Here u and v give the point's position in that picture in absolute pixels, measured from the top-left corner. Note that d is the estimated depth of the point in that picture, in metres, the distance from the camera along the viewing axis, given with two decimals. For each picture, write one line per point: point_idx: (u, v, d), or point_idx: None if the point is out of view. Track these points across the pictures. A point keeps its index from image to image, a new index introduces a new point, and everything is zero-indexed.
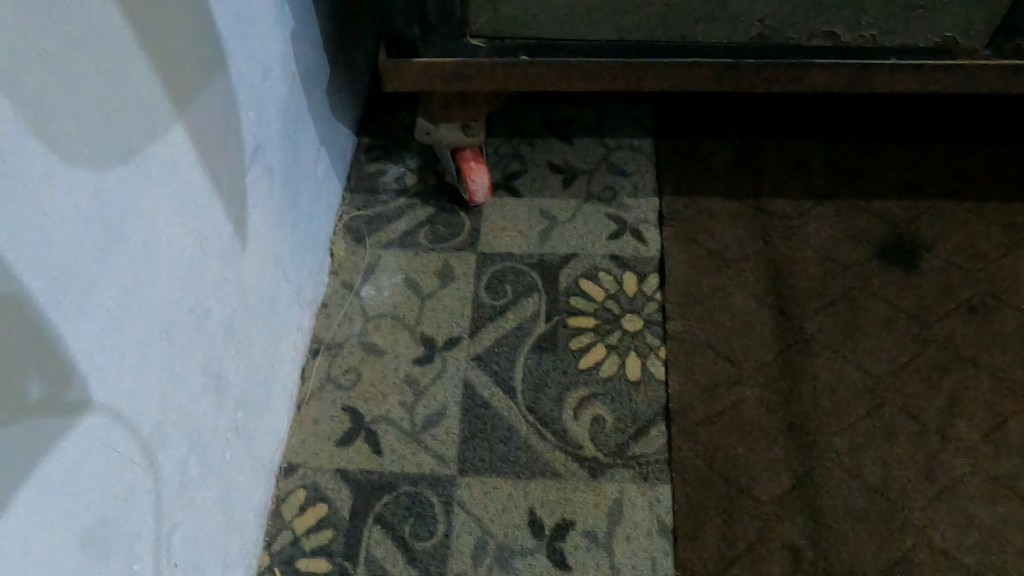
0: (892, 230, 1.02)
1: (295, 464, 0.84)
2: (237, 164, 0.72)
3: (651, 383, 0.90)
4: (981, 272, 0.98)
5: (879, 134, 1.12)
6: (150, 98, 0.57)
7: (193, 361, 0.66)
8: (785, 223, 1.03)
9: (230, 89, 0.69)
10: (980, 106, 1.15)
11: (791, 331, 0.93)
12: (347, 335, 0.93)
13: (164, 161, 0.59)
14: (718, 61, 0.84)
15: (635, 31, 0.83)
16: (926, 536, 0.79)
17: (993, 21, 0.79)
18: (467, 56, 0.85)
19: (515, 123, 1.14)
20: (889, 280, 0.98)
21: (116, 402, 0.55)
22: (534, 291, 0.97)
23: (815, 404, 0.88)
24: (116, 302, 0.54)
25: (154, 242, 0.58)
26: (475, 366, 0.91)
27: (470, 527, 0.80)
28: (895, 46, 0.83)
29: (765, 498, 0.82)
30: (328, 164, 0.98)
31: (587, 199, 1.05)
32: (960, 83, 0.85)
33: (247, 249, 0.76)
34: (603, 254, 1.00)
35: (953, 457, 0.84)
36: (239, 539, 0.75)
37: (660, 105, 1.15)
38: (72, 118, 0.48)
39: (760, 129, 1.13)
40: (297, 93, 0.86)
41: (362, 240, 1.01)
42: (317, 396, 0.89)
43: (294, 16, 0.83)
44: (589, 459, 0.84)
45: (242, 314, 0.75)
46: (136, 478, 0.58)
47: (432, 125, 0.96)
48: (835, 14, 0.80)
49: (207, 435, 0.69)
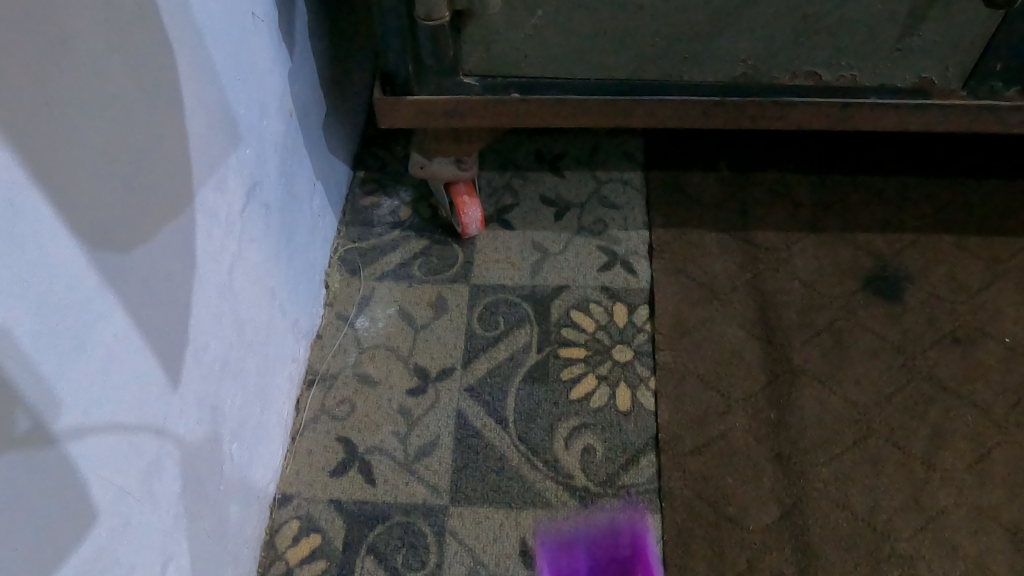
0: (878, 262, 1.04)
1: (289, 495, 0.85)
2: (234, 200, 0.74)
3: (641, 414, 0.91)
4: (964, 303, 1.00)
5: (864, 167, 1.14)
6: (149, 140, 0.58)
7: (188, 393, 0.67)
8: (773, 254, 1.05)
9: (228, 129, 0.71)
10: (962, 141, 1.17)
11: (779, 361, 0.95)
12: (341, 366, 0.94)
13: (163, 201, 0.61)
14: (705, 99, 0.86)
15: (623, 71, 0.85)
16: (913, 565, 0.80)
17: (967, 62, 0.82)
18: (460, 94, 0.87)
19: (509, 156, 1.16)
20: (875, 312, 0.99)
21: (113, 437, 0.56)
22: (526, 322, 0.98)
23: (802, 434, 0.89)
24: (116, 337, 0.56)
25: (154, 278, 0.60)
26: (467, 397, 0.92)
27: (462, 557, 0.81)
28: (874, 85, 0.85)
29: (753, 528, 0.83)
30: (323, 197, 1.00)
31: (579, 231, 1.07)
32: (938, 121, 0.87)
33: (244, 283, 0.77)
34: (594, 285, 1.01)
35: (938, 487, 0.86)
36: (233, 568, 0.76)
37: (650, 139, 1.18)
38: (76, 162, 0.50)
39: (748, 163, 1.15)
40: (294, 129, 0.88)
41: (357, 272, 1.03)
42: (311, 427, 0.90)
43: (291, 56, 0.86)
44: (580, 488, 0.85)
45: (239, 346, 0.76)
46: (133, 509, 0.60)
47: (426, 160, 0.98)
48: (816, 55, 0.83)
49: (202, 466, 0.70)
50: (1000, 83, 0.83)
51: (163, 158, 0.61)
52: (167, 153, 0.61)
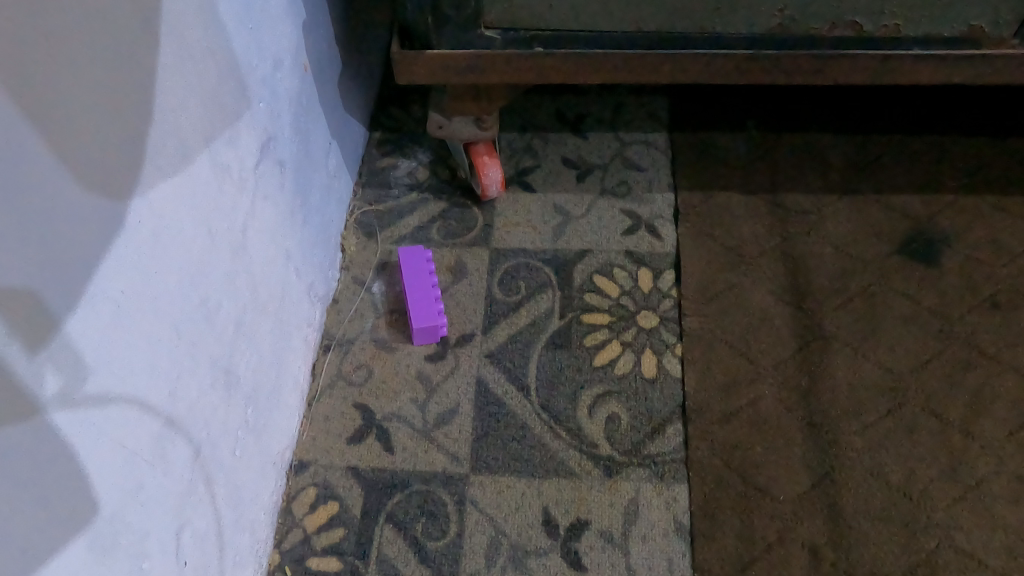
0: (912, 224, 1.00)
1: (306, 462, 0.83)
2: (248, 157, 0.71)
3: (667, 381, 0.88)
4: (1004, 267, 0.96)
5: (898, 127, 1.10)
6: (161, 89, 0.55)
7: (201, 353, 0.64)
8: (804, 217, 1.01)
9: (241, 82, 0.68)
10: (1002, 96, 1.12)
11: (810, 328, 0.92)
12: (358, 331, 0.92)
13: (175, 154, 0.58)
14: (734, 52, 0.82)
15: (653, 21, 0.81)
16: (951, 536, 0.78)
17: (1020, 9, 0.77)
18: (480, 48, 0.83)
19: (529, 117, 1.12)
20: (911, 276, 0.96)
21: (126, 400, 0.54)
22: (548, 288, 0.95)
23: (834, 402, 0.87)
24: (128, 296, 0.53)
25: (165, 231, 0.57)
26: (487, 363, 0.90)
27: (483, 527, 0.79)
28: (918, 36, 0.81)
29: (783, 498, 0.81)
30: (339, 158, 0.97)
31: (602, 194, 1.04)
32: (985, 74, 0.83)
33: (258, 245, 0.74)
34: (618, 250, 0.98)
35: (977, 456, 0.83)
36: (249, 536, 0.74)
37: (675, 98, 1.13)
38: (82, 112, 0.47)
39: (777, 123, 1.11)
40: (309, 85, 0.84)
41: (373, 235, 1.00)
42: (327, 393, 0.88)
43: (306, 8, 0.82)
44: (604, 457, 0.83)
45: (253, 308, 0.74)
46: (146, 474, 0.57)
47: (445, 119, 0.95)
48: (858, 4, 0.78)
49: (216, 430, 0.68)
50: None
51: (174, 109, 0.57)
52: (179, 104, 0.58)
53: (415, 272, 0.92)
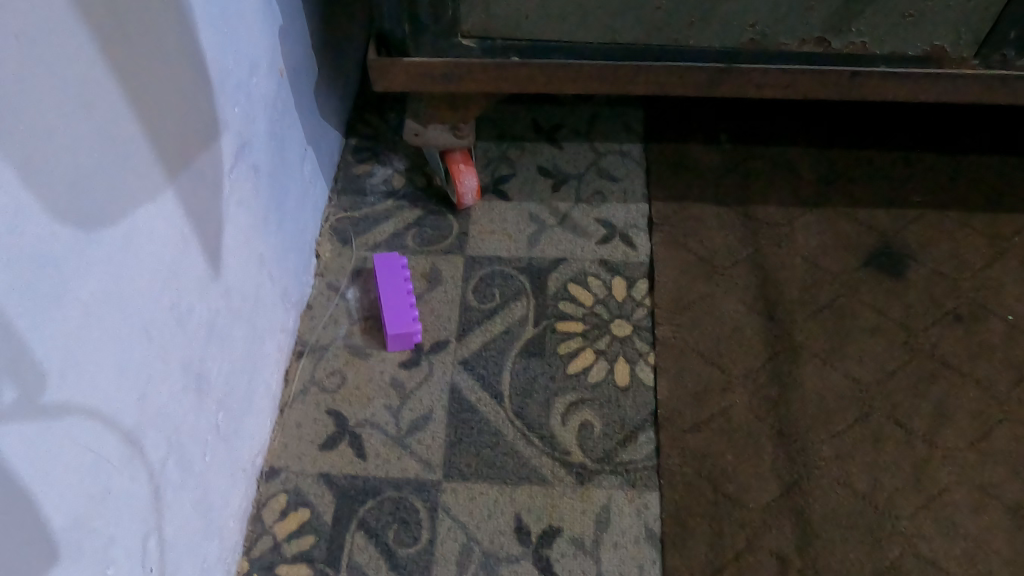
0: (879, 238, 1.02)
1: (277, 468, 0.83)
2: (223, 161, 0.71)
3: (640, 389, 0.89)
4: (967, 280, 0.98)
5: (866, 142, 1.12)
6: (133, 90, 0.55)
7: (171, 358, 0.63)
8: (774, 228, 1.03)
9: (216, 86, 0.68)
10: (966, 114, 1.15)
11: (780, 337, 0.93)
12: (332, 337, 0.92)
13: (148, 158, 0.57)
14: (710, 65, 0.84)
15: (626, 34, 0.82)
16: (913, 544, 0.79)
17: (981, 29, 0.79)
18: (458, 56, 0.84)
19: (505, 126, 1.13)
20: (878, 288, 0.98)
21: (93, 404, 0.53)
22: (523, 295, 0.96)
23: (803, 411, 0.88)
24: (95, 297, 0.52)
25: (137, 234, 0.57)
26: (461, 370, 0.90)
27: (456, 534, 0.79)
28: (884, 54, 0.83)
29: (752, 505, 0.82)
30: (314, 163, 0.96)
31: (576, 203, 1.05)
32: (948, 92, 0.85)
33: (231, 249, 0.74)
34: (592, 258, 0.99)
35: (940, 465, 0.84)
36: (217, 543, 0.73)
37: (650, 109, 1.15)
38: (54, 112, 0.46)
39: (750, 136, 1.12)
40: (285, 89, 0.85)
41: (348, 241, 1.00)
42: (300, 399, 0.87)
43: (283, 14, 0.82)
44: (577, 465, 0.84)
45: (225, 313, 0.73)
46: (113, 479, 0.56)
47: (421, 127, 0.95)
48: (826, 22, 0.80)
49: (185, 435, 0.67)
50: (1012, 52, 0.81)
51: (146, 113, 0.57)
52: (152, 106, 0.57)
53: (392, 275, 0.93)
